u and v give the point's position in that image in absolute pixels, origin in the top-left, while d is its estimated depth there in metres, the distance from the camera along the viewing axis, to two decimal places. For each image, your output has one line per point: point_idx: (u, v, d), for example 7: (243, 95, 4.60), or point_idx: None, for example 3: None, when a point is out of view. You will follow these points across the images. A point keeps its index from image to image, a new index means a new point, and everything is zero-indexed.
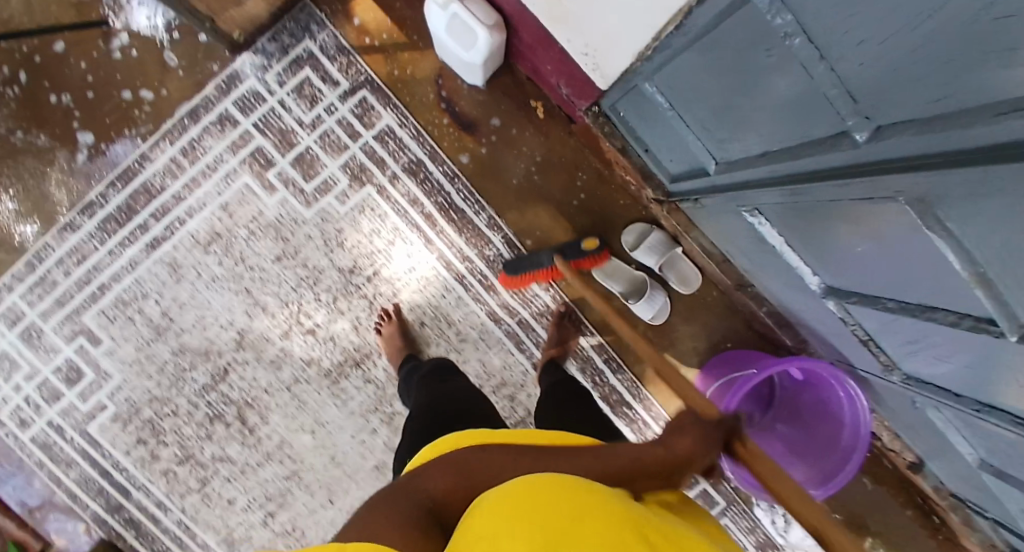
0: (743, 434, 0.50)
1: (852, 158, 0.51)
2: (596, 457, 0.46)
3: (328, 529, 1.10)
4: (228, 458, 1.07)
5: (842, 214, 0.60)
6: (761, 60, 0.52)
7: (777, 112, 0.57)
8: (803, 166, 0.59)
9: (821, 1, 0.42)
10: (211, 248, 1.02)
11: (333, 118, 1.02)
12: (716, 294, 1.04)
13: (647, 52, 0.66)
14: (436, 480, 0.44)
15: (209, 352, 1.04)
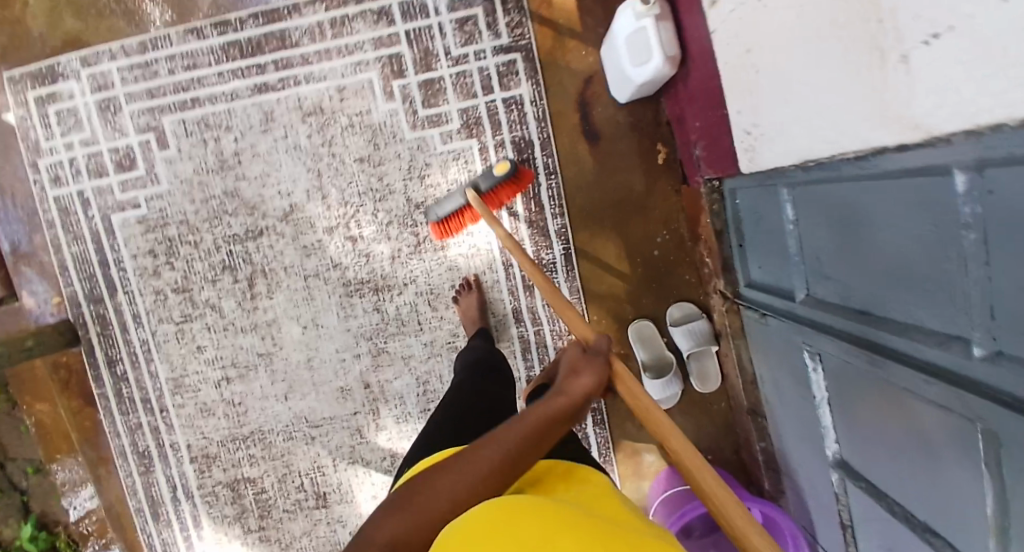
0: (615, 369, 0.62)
1: (944, 364, 0.53)
2: (497, 449, 0.52)
3: (272, 421, 1.09)
4: (218, 309, 1.06)
5: (901, 402, 0.60)
6: (924, 231, 0.51)
7: (906, 286, 0.56)
8: (896, 344, 0.60)
9: (1016, 217, 0.41)
10: (306, 118, 1.02)
11: (478, 65, 1.02)
12: (722, 406, 1.06)
13: (810, 164, 0.65)
14: (385, 528, 0.47)
15: (256, 209, 1.04)
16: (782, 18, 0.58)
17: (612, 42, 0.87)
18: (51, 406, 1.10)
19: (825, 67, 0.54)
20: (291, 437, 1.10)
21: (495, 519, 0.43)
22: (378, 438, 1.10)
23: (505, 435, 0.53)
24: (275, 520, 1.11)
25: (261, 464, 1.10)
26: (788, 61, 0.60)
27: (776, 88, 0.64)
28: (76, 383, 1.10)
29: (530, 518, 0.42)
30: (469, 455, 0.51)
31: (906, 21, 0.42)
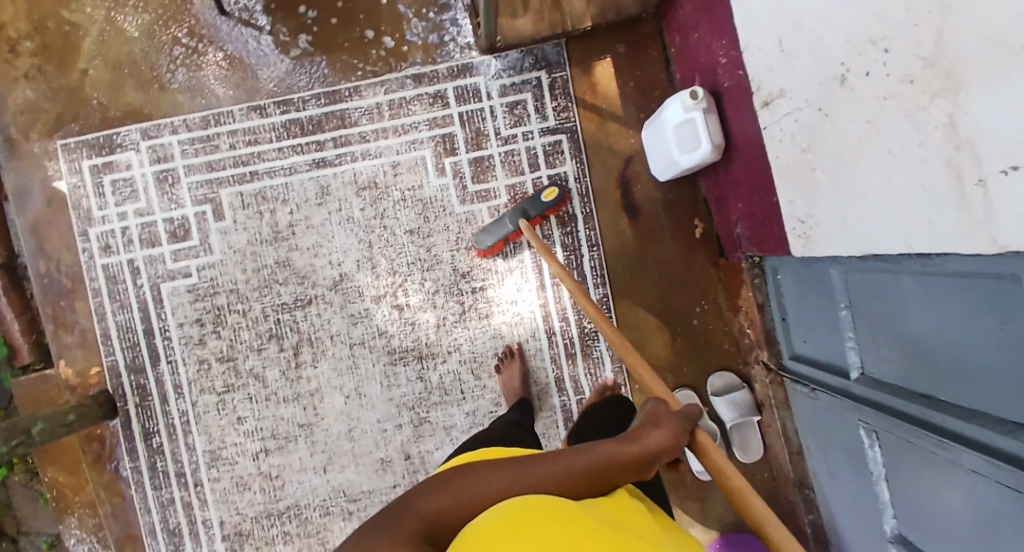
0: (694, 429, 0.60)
1: (1003, 449, 0.53)
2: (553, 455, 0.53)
3: (307, 495, 1.08)
4: (260, 379, 1.07)
5: (966, 487, 0.59)
6: (988, 323, 0.53)
7: (969, 375, 0.57)
8: (960, 431, 0.59)
9: None
10: (357, 193, 1.06)
11: (525, 145, 1.06)
12: (765, 477, 1.08)
13: (866, 257, 0.67)
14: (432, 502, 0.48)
15: (306, 279, 1.07)
16: (848, 127, 0.60)
17: (662, 126, 0.91)
18: (72, 476, 1.10)
19: (897, 177, 0.55)
20: (324, 513, 1.08)
21: (517, 511, 0.44)
22: None
23: (500, 469, 0.50)
24: None
25: (294, 542, 1.08)
26: (853, 168, 0.62)
27: (838, 190, 0.65)
28: (105, 456, 1.10)
29: (547, 521, 0.43)
30: (454, 481, 0.49)
31: (988, 153, 0.44)
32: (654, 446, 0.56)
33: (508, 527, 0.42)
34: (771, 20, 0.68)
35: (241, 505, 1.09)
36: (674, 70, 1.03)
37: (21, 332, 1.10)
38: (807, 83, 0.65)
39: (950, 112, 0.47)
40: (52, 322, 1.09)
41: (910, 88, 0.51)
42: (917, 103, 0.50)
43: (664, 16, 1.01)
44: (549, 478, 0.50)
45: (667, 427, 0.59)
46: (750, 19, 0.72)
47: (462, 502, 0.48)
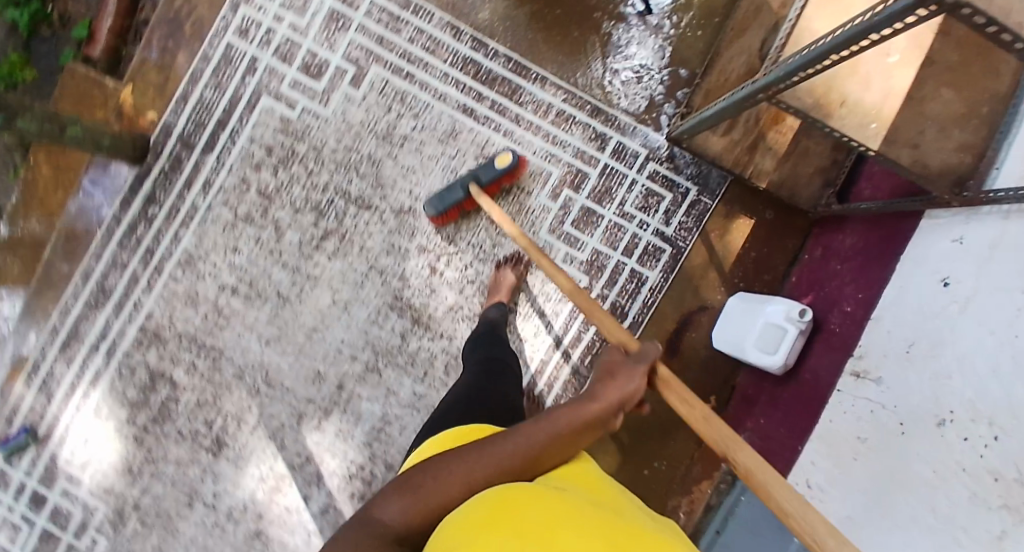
0: (656, 367, 0.64)
1: None
2: (533, 427, 0.51)
3: (236, 349, 1.05)
4: (278, 233, 1.06)
5: None
6: None
7: None
8: None
9: None
10: (476, 157, 1.06)
11: (634, 231, 1.06)
12: None
13: None
14: (393, 508, 0.44)
15: (382, 187, 1.06)
16: (912, 461, 0.63)
17: (758, 312, 0.92)
18: (53, 178, 1.07)
19: (918, 532, 0.59)
20: (235, 376, 1.05)
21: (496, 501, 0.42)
22: (308, 434, 1.05)
23: (454, 459, 0.47)
24: (161, 433, 1.05)
25: (194, 376, 1.05)
26: (887, 488, 0.65)
27: (860, 493, 0.69)
28: (99, 186, 1.07)
29: (529, 507, 0.40)
30: (416, 476, 0.46)
31: None
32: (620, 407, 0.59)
33: (496, 519, 0.39)
34: (916, 324, 0.72)
35: (174, 315, 1.06)
36: (794, 273, 1.05)
37: (110, 32, 1.11)
38: (909, 398, 0.68)
39: (1005, 530, 0.50)
40: (150, 50, 1.07)
41: (991, 482, 0.54)
42: (986, 498, 0.54)
43: (823, 225, 1.03)
44: (517, 454, 0.48)
45: (629, 378, 0.61)
46: (902, 307, 0.76)
47: (428, 500, 0.45)
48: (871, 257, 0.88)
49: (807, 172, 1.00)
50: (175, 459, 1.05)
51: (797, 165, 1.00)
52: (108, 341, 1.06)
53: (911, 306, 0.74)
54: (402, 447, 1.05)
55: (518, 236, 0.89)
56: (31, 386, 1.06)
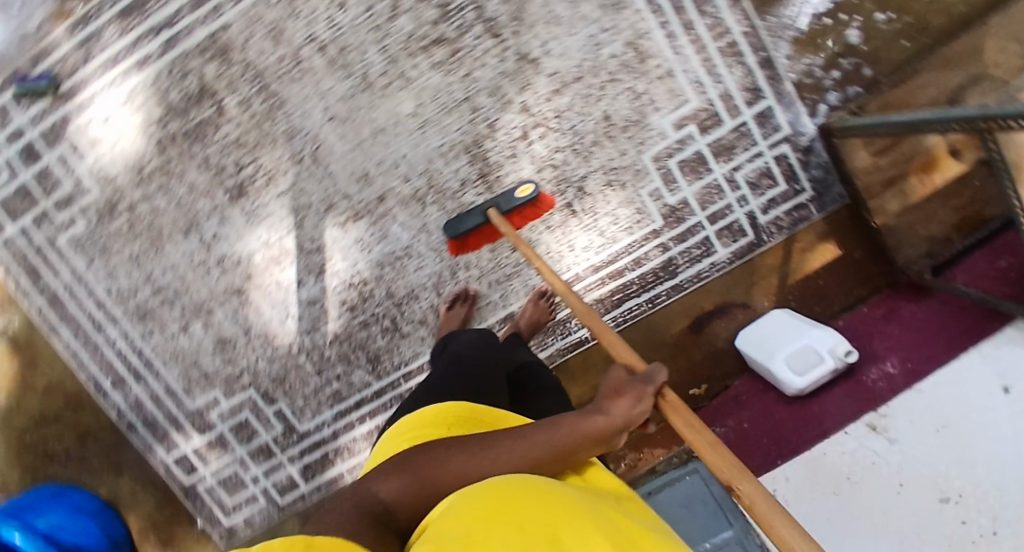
0: (668, 392, 0.59)
1: None
2: (529, 439, 0.50)
3: (296, 108, 0.96)
4: (391, 11, 0.94)
5: None
6: None
7: None
8: None
9: None
10: (626, 42, 0.93)
11: (730, 201, 1.00)
12: None
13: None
14: (389, 486, 0.46)
15: (519, 20, 0.93)
16: (899, 515, 0.78)
17: (801, 331, 0.92)
18: None
19: None
20: (282, 134, 0.97)
21: (495, 487, 0.40)
22: (330, 226, 1.01)
23: (451, 449, 0.48)
24: (185, 151, 0.98)
25: (244, 113, 0.97)
26: (864, 524, 0.79)
27: (842, 519, 0.80)
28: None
29: (531, 496, 0.39)
30: (412, 462, 0.47)
31: None
32: (620, 421, 0.55)
33: (497, 507, 0.37)
34: (949, 411, 0.82)
35: (249, 39, 0.95)
36: (842, 319, 1.03)
37: None
38: (920, 463, 0.80)
39: None
40: None
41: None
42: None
43: (898, 289, 1.00)
44: (508, 459, 0.48)
45: (630, 393, 0.57)
46: (946, 387, 0.85)
47: (423, 483, 0.46)
48: (936, 339, 0.90)
49: (923, 235, 0.96)
50: (188, 183, 0.98)
51: (919, 222, 0.95)
52: (170, 31, 0.96)
53: (949, 395, 0.84)
54: (410, 284, 1.03)
55: (534, 258, 0.83)
56: (74, 35, 0.96)
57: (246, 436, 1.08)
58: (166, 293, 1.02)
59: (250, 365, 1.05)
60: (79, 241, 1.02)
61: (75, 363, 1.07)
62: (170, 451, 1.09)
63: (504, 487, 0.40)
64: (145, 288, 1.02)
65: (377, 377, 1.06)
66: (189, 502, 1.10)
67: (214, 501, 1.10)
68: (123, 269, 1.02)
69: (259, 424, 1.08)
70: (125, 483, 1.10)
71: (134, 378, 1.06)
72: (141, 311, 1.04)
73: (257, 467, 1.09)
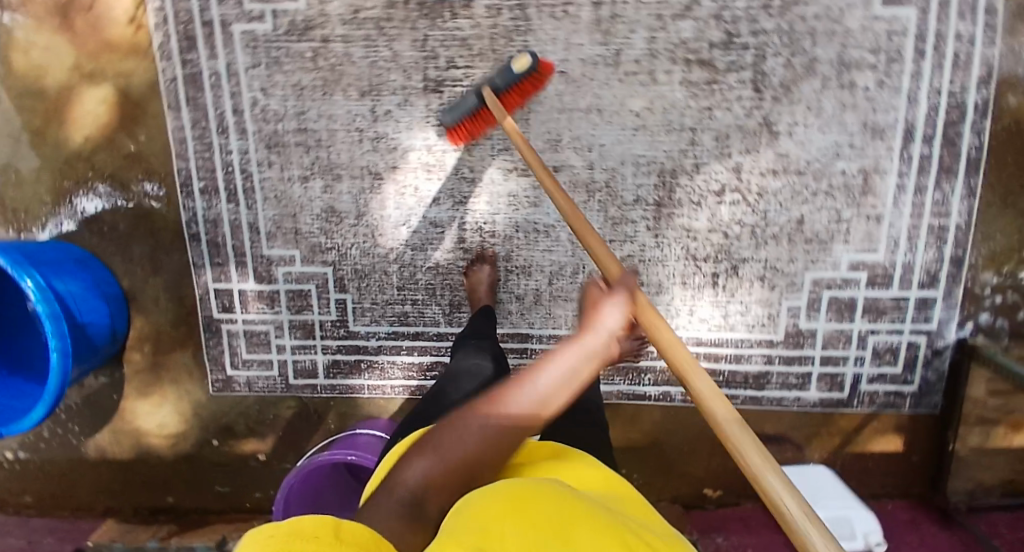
0: (638, 296, 0.62)
1: None
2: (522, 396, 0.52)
3: (536, 43, 0.91)
4: (681, 11, 0.88)
5: None
6: None
7: None
8: None
9: None
10: (861, 169, 0.92)
11: (849, 355, 1.00)
12: None
13: None
14: (414, 472, 0.46)
15: (785, 91, 0.90)
16: None
17: (846, 503, 0.96)
18: None
19: None
20: (507, 59, 0.92)
21: (511, 495, 0.42)
22: (494, 166, 0.97)
23: (465, 419, 0.49)
24: (409, 19, 0.91)
25: (485, 17, 0.91)
26: None
27: None
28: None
29: (545, 500, 0.41)
30: (428, 442, 0.48)
31: None
32: (548, 395, 0.51)
33: (511, 508, 0.40)
34: None
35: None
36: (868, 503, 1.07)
37: None
38: None
39: None
40: None
41: None
42: None
43: (926, 506, 1.05)
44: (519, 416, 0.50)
45: (610, 297, 0.59)
46: None
47: (440, 464, 0.46)
48: None
49: (974, 477, 1.03)
50: (392, 51, 0.93)
51: (978, 467, 1.02)
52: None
53: None
54: (530, 258, 1.01)
55: (539, 169, 0.81)
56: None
57: (298, 303, 1.06)
58: (310, 135, 0.98)
59: (340, 246, 1.02)
60: (255, 39, 0.94)
61: (177, 149, 1.00)
62: (218, 279, 1.06)
63: (515, 496, 0.42)
64: (291, 119, 0.97)
65: (446, 322, 1.05)
66: (206, 334, 1.09)
67: (231, 347, 1.09)
68: (281, 90, 0.96)
69: (317, 301, 1.05)
70: (160, 285, 1.08)
71: (227, 193, 1.01)
72: (275, 138, 0.98)
73: (288, 339, 1.08)
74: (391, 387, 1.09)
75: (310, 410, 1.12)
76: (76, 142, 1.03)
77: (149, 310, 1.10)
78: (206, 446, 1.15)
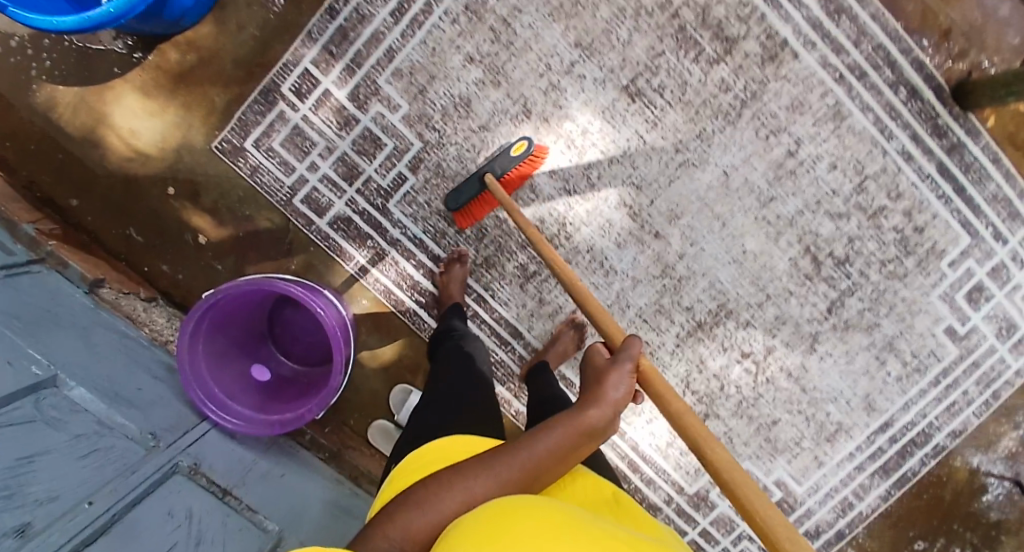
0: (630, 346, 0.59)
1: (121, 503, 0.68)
2: (517, 451, 0.51)
3: (727, 138, 0.96)
4: (834, 213, 0.97)
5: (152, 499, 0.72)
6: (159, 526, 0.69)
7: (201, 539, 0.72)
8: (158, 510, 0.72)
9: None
10: (839, 421, 1.05)
11: (721, 544, 1.09)
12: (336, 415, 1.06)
13: None
14: (408, 519, 0.46)
15: (845, 327, 1.01)
16: None
17: None
18: None
19: None
20: (700, 127, 0.96)
21: (498, 519, 0.42)
22: (615, 191, 1.00)
23: (453, 476, 0.49)
24: (660, 34, 0.94)
25: (712, 87, 0.95)
26: None
27: None
28: (944, 28, 0.93)
29: (528, 514, 0.42)
30: (419, 489, 0.48)
31: None
32: (558, 450, 0.53)
33: (495, 523, 0.42)
34: None
35: (787, 80, 0.94)
36: None
37: None
38: None
39: None
40: None
41: None
42: None
43: None
44: (507, 478, 0.50)
45: (608, 368, 0.57)
46: None
47: (426, 519, 0.46)
48: None
49: None
50: (627, 38, 0.95)
51: None
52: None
53: None
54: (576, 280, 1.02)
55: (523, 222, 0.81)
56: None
57: (365, 148, 1.00)
58: (505, 36, 0.96)
59: (445, 135, 0.99)
60: None
61: None
62: (316, 64, 0.96)
63: (500, 516, 0.42)
64: (502, 7, 0.95)
65: (468, 269, 1.04)
66: (259, 97, 0.96)
67: (270, 127, 0.98)
68: None
69: (383, 159, 1.00)
70: (256, 18, 0.94)
71: (395, 8, 0.95)
72: (477, 10, 0.95)
73: (327, 166, 1.00)
74: (376, 277, 1.04)
75: (287, 236, 1.03)
76: None
77: (225, 28, 0.95)
78: (155, 184, 1.00)
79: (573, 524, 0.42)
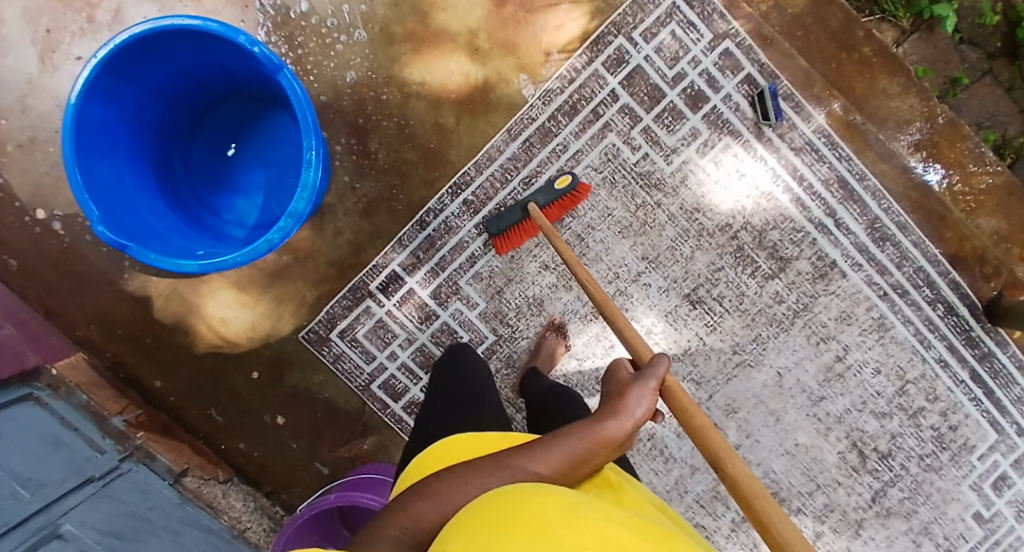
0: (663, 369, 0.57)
1: None
2: (532, 460, 0.48)
3: (781, 343, 1.05)
4: (878, 412, 1.07)
5: None
6: None
7: None
8: None
9: None
10: None
11: None
12: None
13: None
14: (433, 511, 0.45)
15: (887, 515, 1.08)
16: None
17: None
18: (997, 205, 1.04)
19: None
20: (755, 333, 1.05)
21: (500, 506, 0.39)
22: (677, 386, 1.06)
23: (465, 472, 0.47)
24: (722, 249, 1.03)
25: (770, 299, 1.04)
26: None
27: None
28: (972, 252, 1.04)
29: (528, 504, 0.39)
30: (438, 479, 0.47)
31: None
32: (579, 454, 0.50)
33: (493, 516, 0.38)
34: None
35: (836, 296, 1.04)
36: None
37: None
38: None
39: None
40: None
41: None
42: None
43: None
44: (519, 476, 0.47)
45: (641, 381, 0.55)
46: None
47: (438, 510, 0.45)
48: None
49: None
50: (690, 254, 1.03)
51: None
52: (831, 225, 1.02)
53: None
54: (637, 466, 1.08)
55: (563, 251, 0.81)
56: (812, 129, 1.01)
57: (442, 339, 1.06)
58: (578, 245, 1.04)
59: (518, 329, 1.05)
60: (614, 155, 1.02)
61: (481, 159, 1.02)
62: (404, 265, 1.04)
63: (505, 506, 0.39)
64: (578, 225, 1.03)
65: None
66: (348, 293, 1.04)
67: (356, 319, 1.04)
68: (594, 199, 1.03)
69: None
70: (353, 224, 1.03)
71: (480, 221, 1.03)
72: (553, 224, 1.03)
73: (406, 355, 1.06)
74: None
75: (361, 418, 1.07)
76: (413, 77, 1.01)
77: (324, 234, 1.03)
78: (240, 368, 1.05)
79: (581, 514, 0.39)
